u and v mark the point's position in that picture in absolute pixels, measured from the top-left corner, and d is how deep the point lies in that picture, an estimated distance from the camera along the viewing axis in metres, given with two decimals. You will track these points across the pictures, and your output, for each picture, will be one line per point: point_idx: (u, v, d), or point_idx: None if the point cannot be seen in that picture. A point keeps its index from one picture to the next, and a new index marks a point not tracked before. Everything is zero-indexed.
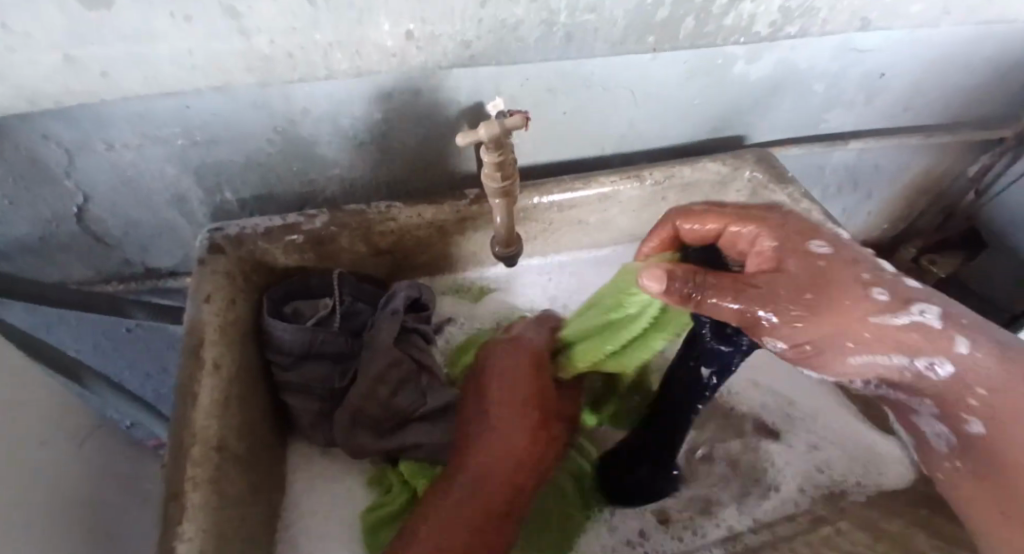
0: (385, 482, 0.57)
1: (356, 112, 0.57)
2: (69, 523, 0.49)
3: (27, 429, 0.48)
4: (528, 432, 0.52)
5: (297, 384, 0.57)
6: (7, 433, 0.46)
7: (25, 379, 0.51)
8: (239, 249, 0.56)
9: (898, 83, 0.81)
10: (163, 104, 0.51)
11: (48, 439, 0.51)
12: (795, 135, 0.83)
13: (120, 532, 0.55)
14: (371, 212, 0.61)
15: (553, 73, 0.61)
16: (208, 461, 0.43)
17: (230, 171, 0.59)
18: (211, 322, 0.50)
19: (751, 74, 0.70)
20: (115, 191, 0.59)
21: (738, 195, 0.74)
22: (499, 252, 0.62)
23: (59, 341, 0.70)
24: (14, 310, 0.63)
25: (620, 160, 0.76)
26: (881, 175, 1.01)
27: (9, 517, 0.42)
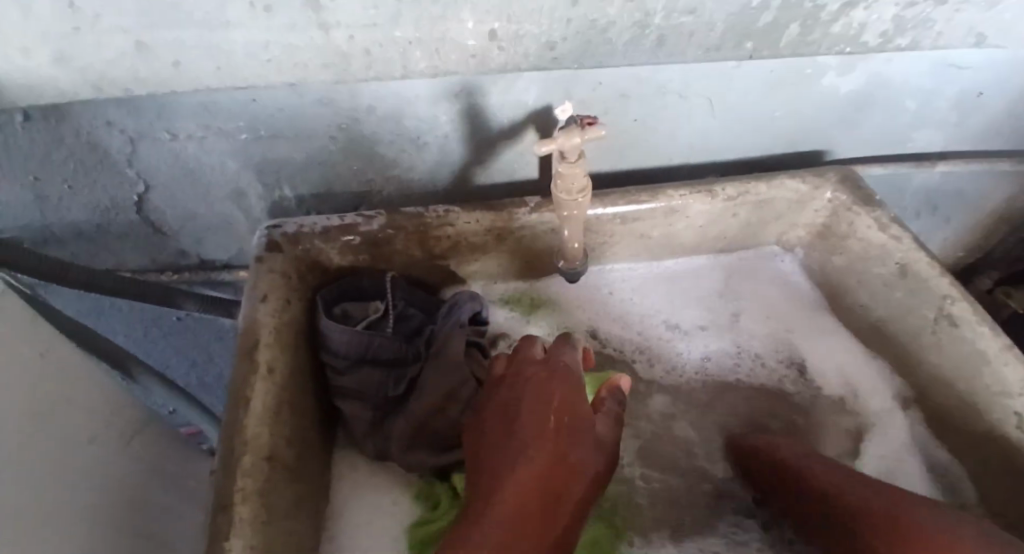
0: (433, 496, 0.53)
1: (421, 111, 0.55)
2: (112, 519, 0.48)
3: (75, 420, 0.48)
4: (561, 435, 0.46)
5: (350, 389, 0.55)
6: (54, 424, 0.45)
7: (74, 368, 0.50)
8: (296, 248, 0.54)
9: (998, 101, 0.74)
10: (228, 96, 0.50)
11: (95, 431, 0.50)
12: (878, 153, 0.77)
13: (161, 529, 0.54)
14: (429, 216, 0.59)
15: (628, 79, 0.57)
16: (258, 470, 0.41)
17: (290, 166, 0.58)
18: (268, 324, 0.48)
19: (840, 87, 0.65)
20: (175, 182, 0.58)
21: (815, 215, 0.68)
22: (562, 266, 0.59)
23: (110, 326, 0.70)
24: (68, 293, 0.63)
25: (687, 172, 0.72)
26: (964, 200, 0.94)
27: (54, 512, 0.41)
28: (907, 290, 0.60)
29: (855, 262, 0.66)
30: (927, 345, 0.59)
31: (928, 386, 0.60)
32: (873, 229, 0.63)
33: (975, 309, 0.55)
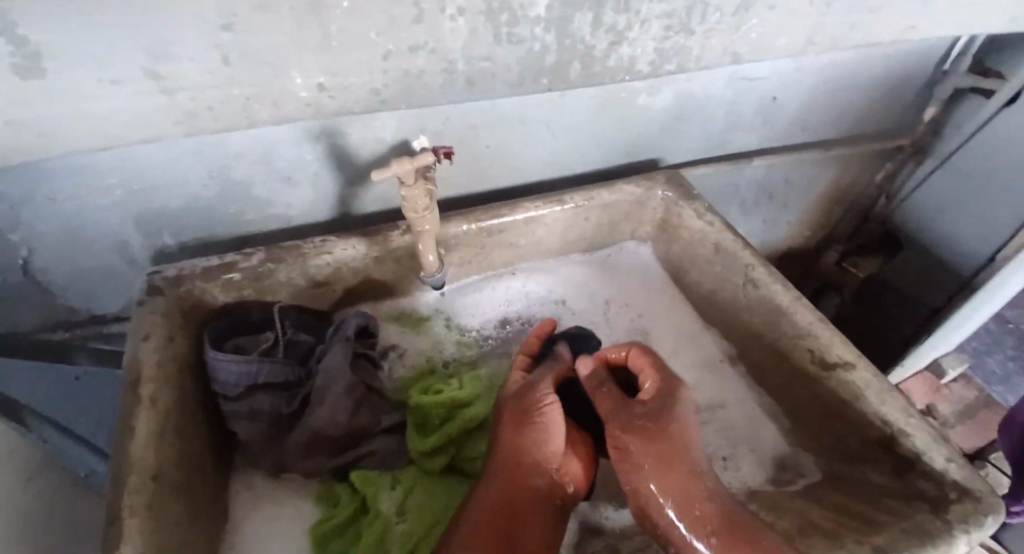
0: (333, 496, 0.59)
1: (288, 155, 0.62)
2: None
3: None
4: (530, 480, 0.56)
5: (244, 412, 0.59)
6: None
7: None
8: (178, 289, 0.59)
9: (792, 104, 0.90)
10: (100, 157, 0.55)
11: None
12: (707, 156, 0.91)
13: None
14: (307, 247, 0.65)
15: (471, 113, 0.67)
16: (144, 488, 0.46)
17: (170, 216, 0.63)
18: (149, 359, 0.53)
19: (656, 104, 0.77)
20: (58, 241, 0.61)
21: (654, 212, 0.80)
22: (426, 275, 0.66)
23: None
24: None
25: (546, 186, 0.82)
26: (795, 188, 1.09)
27: None
28: (724, 265, 0.73)
29: (687, 247, 0.79)
30: (744, 308, 0.71)
31: (752, 341, 0.72)
32: (695, 218, 0.76)
33: (770, 271, 0.69)
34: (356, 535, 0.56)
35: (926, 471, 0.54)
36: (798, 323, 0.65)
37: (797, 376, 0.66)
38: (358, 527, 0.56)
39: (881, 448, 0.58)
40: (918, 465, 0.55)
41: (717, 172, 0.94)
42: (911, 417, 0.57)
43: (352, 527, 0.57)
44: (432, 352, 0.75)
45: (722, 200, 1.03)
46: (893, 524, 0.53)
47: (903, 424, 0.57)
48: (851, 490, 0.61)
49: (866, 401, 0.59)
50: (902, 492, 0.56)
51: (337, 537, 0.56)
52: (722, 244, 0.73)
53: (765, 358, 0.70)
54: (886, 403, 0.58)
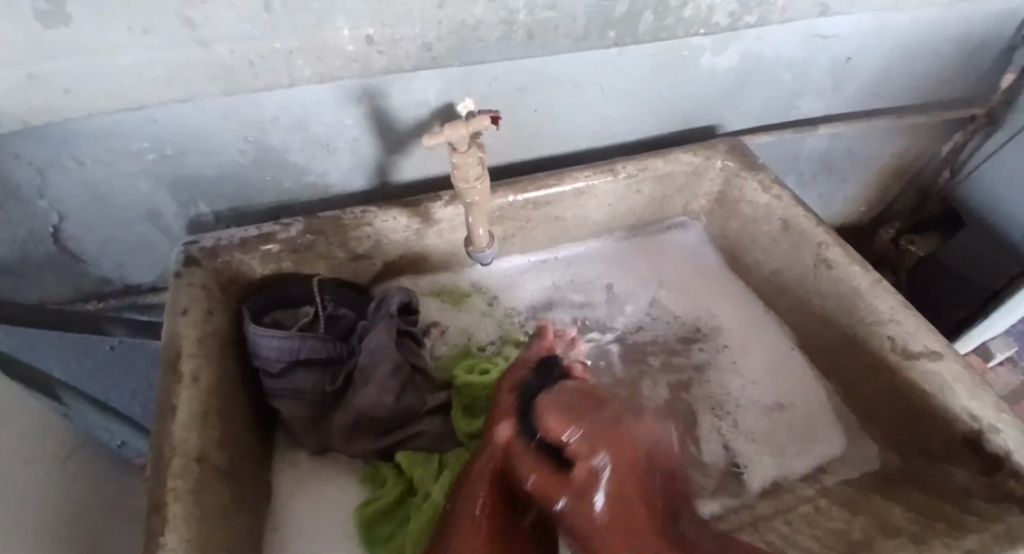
0: (379, 478, 0.56)
1: (326, 119, 0.58)
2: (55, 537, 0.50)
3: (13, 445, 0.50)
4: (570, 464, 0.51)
5: (286, 391, 0.56)
6: None
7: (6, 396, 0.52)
8: (215, 261, 0.56)
9: (865, 67, 0.82)
10: (130, 118, 0.51)
11: (32, 455, 0.52)
12: (768, 123, 0.84)
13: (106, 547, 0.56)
14: (346, 217, 0.61)
15: (522, 72, 0.61)
16: (188, 471, 0.44)
17: (203, 183, 0.60)
18: (189, 335, 0.50)
19: (720, 65, 0.71)
20: (90, 208, 0.59)
21: (712, 184, 0.74)
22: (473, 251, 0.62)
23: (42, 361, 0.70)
24: None
25: (594, 155, 0.76)
26: (856, 159, 1.02)
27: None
28: (791, 243, 0.67)
29: (748, 223, 0.73)
30: (813, 290, 0.66)
31: (819, 326, 0.67)
32: (759, 191, 0.70)
33: (844, 251, 0.63)
34: (405, 517, 0.53)
35: (1018, 469, 0.49)
36: (876, 309, 0.59)
37: (871, 365, 0.61)
38: (406, 510, 0.54)
39: (968, 446, 0.53)
40: (1011, 466, 0.50)
41: (777, 141, 0.87)
42: (1003, 414, 0.52)
43: (400, 509, 0.54)
44: (474, 330, 0.70)
45: (778, 170, 0.96)
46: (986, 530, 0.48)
47: (993, 421, 0.52)
48: (927, 487, 0.57)
49: (954, 396, 0.54)
50: (991, 495, 0.51)
51: (384, 521, 0.54)
52: (790, 220, 0.67)
53: (835, 344, 0.65)
54: (978, 399, 0.52)
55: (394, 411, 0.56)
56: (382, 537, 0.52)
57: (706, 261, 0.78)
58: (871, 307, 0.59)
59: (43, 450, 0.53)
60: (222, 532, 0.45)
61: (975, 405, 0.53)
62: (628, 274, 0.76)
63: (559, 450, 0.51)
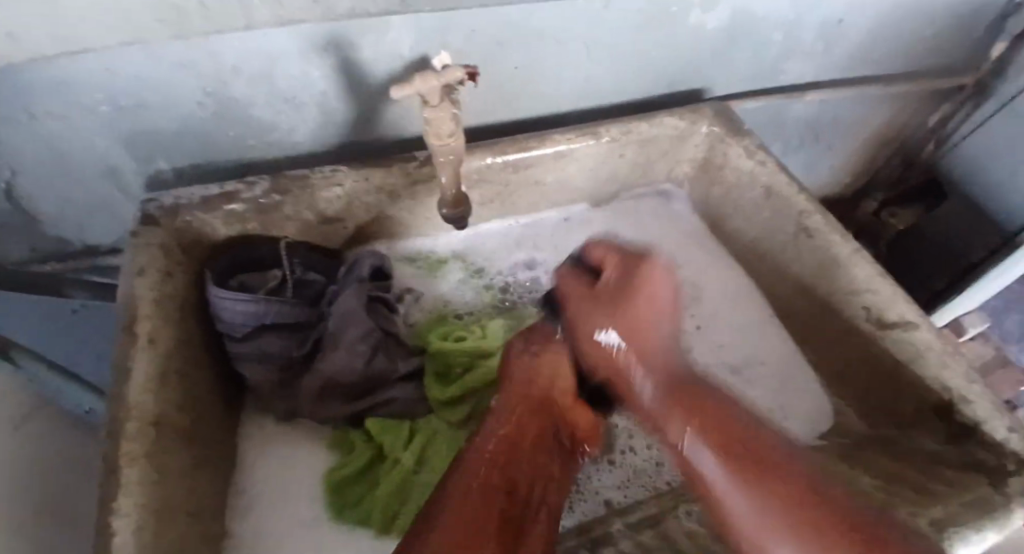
0: (349, 442, 0.55)
1: (291, 71, 0.55)
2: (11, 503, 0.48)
3: None
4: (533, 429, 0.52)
5: (253, 355, 0.54)
6: None
7: None
8: (175, 220, 0.54)
9: (856, 30, 0.80)
10: (77, 65, 0.48)
11: None
12: (755, 88, 0.82)
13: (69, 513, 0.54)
14: (315, 177, 0.59)
15: (500, 26, 0.58)
16: (145, 435, 0.42)
17: (162, 138, 0.56)
18: (147, 296, 0.48)
19: (707, 23, 0.68)
20: (41, 164, 0.55)
21: (695, 149, 0.72)
22: (447, 213, 0.60)
23: None
24: None
25: (576, 117, 0.74)
26: (843, 128, 1.00)
27: None
28: (774, 211, 0.66)
29: (731, 190, 0.71)
30: (793, 259, 0.65)
31: (798, 295, 0.66)
32: (743, 157, 0.68)
33: (826, 219, 0.62)
34: (374, 481, 0.53)
35: (986, 437, 0.50)
36: (855, 278, 0.58)
37: (848, 335, 0.60)
38: (376, 475, 0.53)
39: (938, 414, 0.53)
40: (980, 433, 0.50)
41: (764, 107, 0.85)
42: (975, 382, 0.51)
43: (369, 473, 0.53)
44: (450, 297, 0.69)
45: (765, 138, 0.94)
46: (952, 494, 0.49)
47: (964, 389, 0.51)
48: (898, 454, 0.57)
49: (927, 364, 0.54)
50: (960, 460, 0.51)
51: (353, 485, 0.53)
52: (773, 187, 0.66)
53: (813, 314, 0.65)
54: (951, 367, 0.53)
55: (365, 376, 0.55)
56: (349, 501, 0.52)
57: (688, 229, 0.77)
58: (850, 275, 0.59)
59: None
60: (181, 497, 0.44)
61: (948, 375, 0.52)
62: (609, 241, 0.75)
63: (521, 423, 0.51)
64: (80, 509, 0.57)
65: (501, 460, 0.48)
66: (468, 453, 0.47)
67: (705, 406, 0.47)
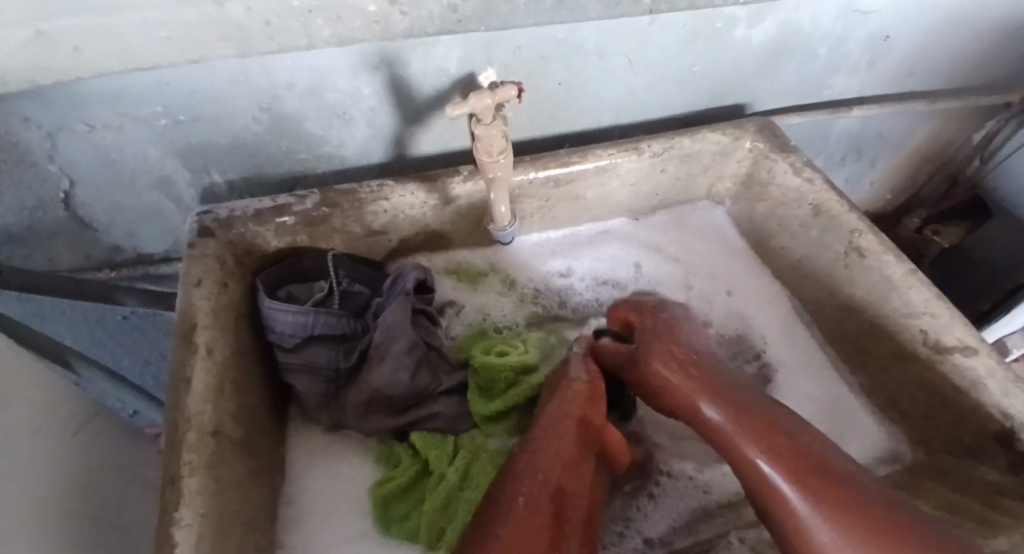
0: (393, 457, 0.55)
1: (343, 87, 0.56)
2: (67, 506, 0.49)
3: (22, 414, 0.49)
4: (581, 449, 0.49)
5: (300, 366, 0.55)
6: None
7: (15, 365, 0.51)
8: (229, 232, 0.55)
9: (903, 45, 0.79)
10: (142, 80, 0.49)
11: (42, 425, 0.51)
12: (798, 103, 0.81)
13: (117, 516, 0.56)
14: (362, 191, 0.59)
15: (548, 42, 0.59)
16: (203, 445, 0.43)
17: (217, 151, 0.58)
18: (203, 306, 0.49)
19: (752, 38, 0.68)
20: (102, 175, 0.57)
21: (739, 165, 0.72)
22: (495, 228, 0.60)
23: (53, 329, 0.69)
24: (4, 298, 0.62)
25: (618, 132, 0.74)
26: (886, 144, 0.98)
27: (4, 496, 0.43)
28: (822, 228, 0.65)
29: (775, 207, 0.71)
30: (842, 278, 0.63)
31: (848, 314, 0.64)
32: (789, 173, 0.67)
33: (877, 238, 0.61)
34: (419, 497, 0.53)
35: None
36: (911, 299, 0.57)
37: (901, 357, 0.59)
38: (421, 490, 0.53)
39: (998, 443, 0.51)
40: None
41: (807, 122, 0.84)
42: None
43: (414, 489, 0.53)
44: (490, 310, 0.69)
45: (805, 153, 0.92)
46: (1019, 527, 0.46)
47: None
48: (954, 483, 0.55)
49: (987, 390, 0.52)
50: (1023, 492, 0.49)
51: (398, 500, 0.53)
52: (821, 204, 0.65)
53: (862, 334, 0.63)
54: (1013, 393, 0.51)
55: (409, 390, 0.55)
56: (395, 517, 0.52)
57: (729, 245, 0.76)
58: (904, 296, 0.57)
59: (54, 419, 0.52)
60: (237, 510, 0.44)
61: (1011, 404, 0.50)
62: (650, 256, 0.74)
63: (563, 435, 0.49)
64: (128, 514, 0.58)
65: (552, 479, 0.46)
66: (516, 469, 0.47)
67: (773, 429, 0.47)
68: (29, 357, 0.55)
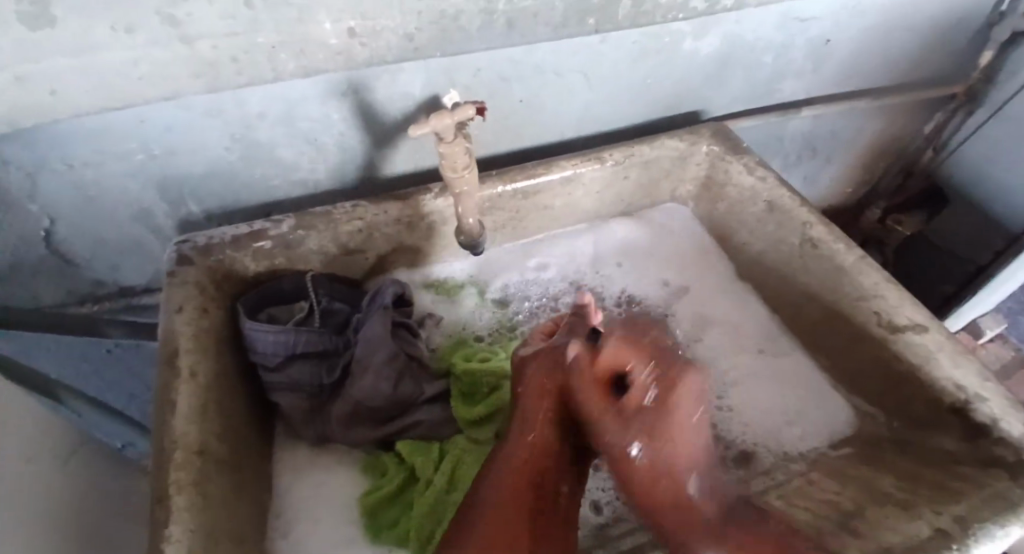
0: (379, 466, 0.57)
1: (313, 115, 0.58)
2: (60, 535, 0.51)
3: (12, 447, 0.50)
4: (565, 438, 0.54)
5: (285, 383, 0.57)
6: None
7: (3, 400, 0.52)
8: (208, 259, 0.57)
9: (844, 50, 0.84)
10: (117, 119, 0.52)
11: (32, 457, 0.52)
12: (750, 107, 0.86)
13: (108, 544, 0.57)
14: (337, 212, 0.62)
15: (505, 63, 0.62)
16: (189, 463, 0.45)
17: (193, 183, 0.60)
18: (185, 332, 0.51)
19: (700, 50, 0.72)
20: (82, 212, 0.59)
21: (697, 168, 0.75)
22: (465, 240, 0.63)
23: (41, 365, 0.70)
24: None
25: (580, 143, 0.77)
26: (839, 141, 1.03)
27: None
28: (777, 223, 0.68)
29: (733, 205, 0.74)
30: (798, 268, 0.67)
31: (806, 302, 0.67)
32: (743, 173, 0.71)
33: (828, 229, 0.64)
34: (408, 503, 0.54)
35: (1000, 434, 0.50)
36: (860, 284, 0.60)
37: (856, 339, 0.62)
38: (409, 495, 0.55)
39: (951, 413, 0.54)
40: (991, 428, 0.51)
41: (760, 124, 0.89)
42: (983, 379, 0.53)
43: (401, 495, 0.55)
44: (468, 320, 0.71)
45: (762, 153, 0.97)
46: (970, 491, 0.49)
47: (974, 386, 0.52)
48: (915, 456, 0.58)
49: (934, 363, 0.55)
50: (974, 459, 0.52)
51: (387, 507, 0.54)
52: (774, 200, 0.68)
53: (821, 321, 0.66)
54: (958, 364, 0.54)
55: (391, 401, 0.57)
56: (385, 524, 0.53)
57: (696, 244, 0.79)
58: (855, 282, 0.60)
59: (44, 450, 0.54)
60: (225, 524, 0.46)
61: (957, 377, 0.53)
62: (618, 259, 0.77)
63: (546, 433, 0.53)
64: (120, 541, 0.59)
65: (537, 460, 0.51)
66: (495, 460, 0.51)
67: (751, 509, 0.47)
68: (16, 392, 0.56)
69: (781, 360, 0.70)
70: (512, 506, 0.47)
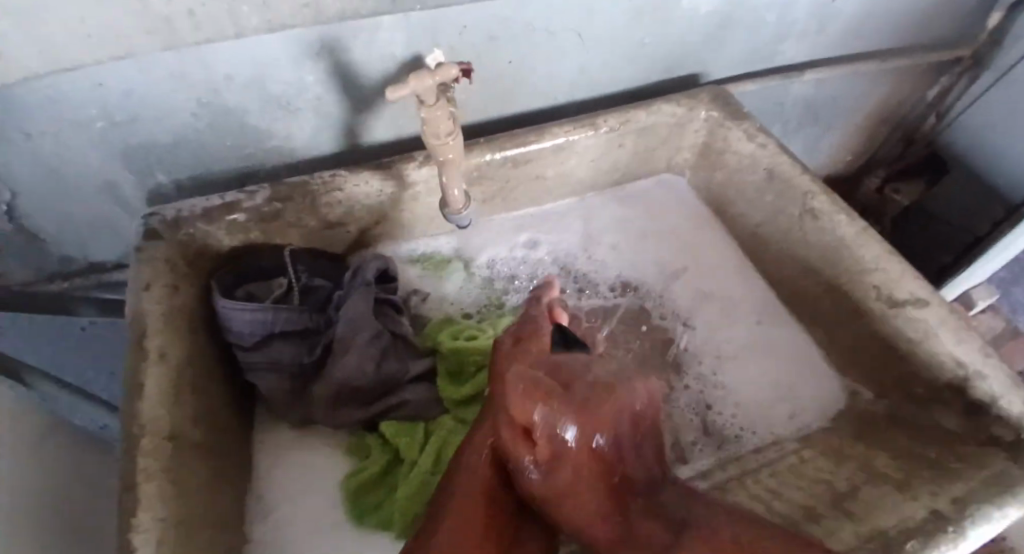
0: (364, 447, 0.55)
1: (286, 77, 0.54)
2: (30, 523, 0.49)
3: None
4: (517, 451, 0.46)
5: (263, 363, 0.54)
6: None
7: None
8: (178, 233, 0.53)
9: (851, 9, 0.79)
10: (72, 83, 0.48)
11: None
12: (751, 71, 0.82)
13: (85, 529, 0.55)
14: (314, 182, 0.58)
15: (493, 21, 0.58)
16: (159, 450, 0.42)
17: (161, 151, 0.56)
18: (154, 311, 0.48)
19: (700, 8, 0.68)
20: (43, 185, 0.55)
21: (695, 135, 0.72)
22: (452, 213, 0.59)
23: None
24: None
25: (573, 109, 0.74)
26: (841, 106, 0.99)
27: None
28: (777, 192, 0.65)
29: (733, 174, 0.71)
30: (798, 240, 0.64)
31: (804, 275, 0.65)
32: (743, 140, 0.68)
33: (830, 199, 0.61)
34: (394, 484, 0.53)
35: (1002, 411, 0.49)
36: (863, 256, 0.58)
37: (856, 313, 0.60)
38: (395, 477, 0.53)
39: (952, 389, 0.53)
40: (993, 405, 0.49)
41: (761, 89, 0.85)
42: (988, 354, 0.50)
43: (387, 476, 0.53)
44: (456, 296, 0.68)
45: (762, 120, 0.93)
46: (971, 471, 0.47)
47: (978, 361, 0.50)
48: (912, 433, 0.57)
49: (937, 337, 0.53)
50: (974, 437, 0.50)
51: (372, 489, 0.53)
52: (775, 168, 0.65)
53: (821, 295, 0.64)
54: (961, 340, 0.52)
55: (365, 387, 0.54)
56: (370, 507, 0.52)
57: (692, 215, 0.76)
58: (858, 254, 0.58)
59: (11, 437, 0.51)
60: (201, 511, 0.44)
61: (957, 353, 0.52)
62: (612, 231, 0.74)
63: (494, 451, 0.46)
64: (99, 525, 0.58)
65: (483, 479, 0.45)
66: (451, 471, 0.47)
67: (638, 502, 0.44)
68: None
69: (778, 335, 0.68)
70: (461, 530, 0.42)
